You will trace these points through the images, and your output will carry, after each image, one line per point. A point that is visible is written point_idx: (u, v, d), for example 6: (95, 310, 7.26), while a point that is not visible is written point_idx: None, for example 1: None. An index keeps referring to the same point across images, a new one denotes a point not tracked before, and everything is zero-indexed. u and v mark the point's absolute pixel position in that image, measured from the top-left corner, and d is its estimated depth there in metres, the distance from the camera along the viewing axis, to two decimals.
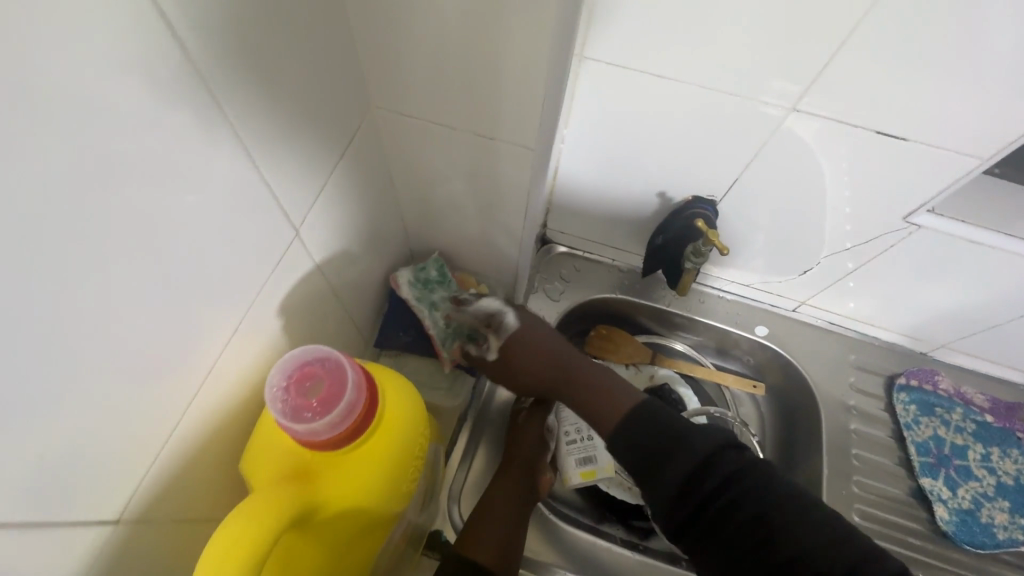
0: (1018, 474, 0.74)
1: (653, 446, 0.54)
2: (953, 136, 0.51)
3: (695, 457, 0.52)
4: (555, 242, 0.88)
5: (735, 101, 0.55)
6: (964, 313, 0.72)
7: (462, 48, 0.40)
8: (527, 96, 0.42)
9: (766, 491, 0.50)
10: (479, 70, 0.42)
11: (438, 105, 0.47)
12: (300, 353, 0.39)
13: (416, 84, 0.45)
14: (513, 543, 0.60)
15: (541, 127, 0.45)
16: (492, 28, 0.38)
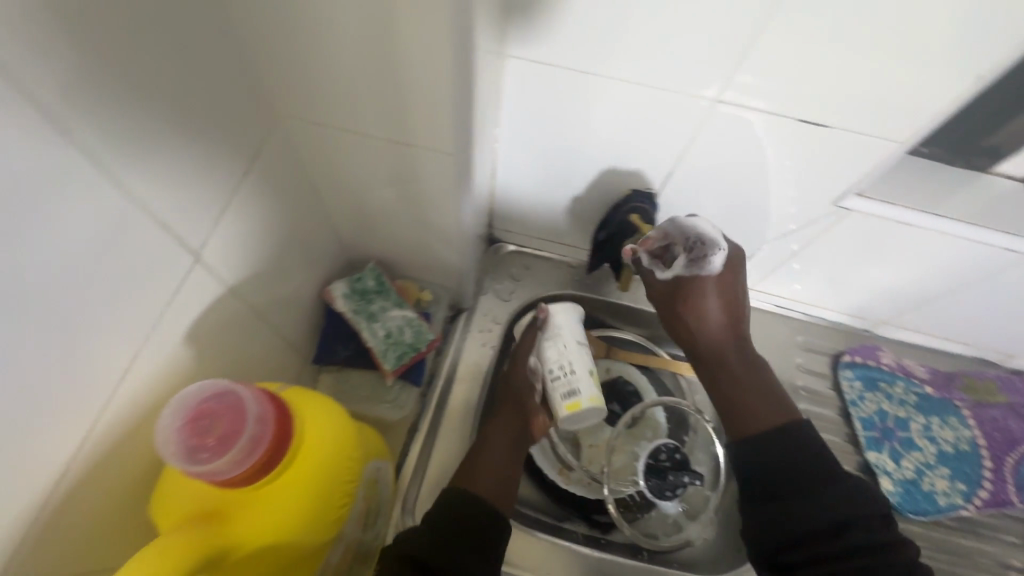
0: (956, 441, 0.77)
1: (795, 482, 0.56)
2: (873, 123, 0.52)
3: (853, 511, 0.53)
4: (504, 241, 0.86)
5: (663, 95, 0.54)
6: (900, 291, 0.74)
7: (363, 54, 0.38)
8: (438, 103, 0.40)
9: (888, 551, 0.51)
10: (385, 78, 0.40)
11: (349, 114, 0.44)
12: (195, 390, 0.35)
13: (321, 93, 0.43)
14: (507, 477, 0.65)
15: (457, 133, 0.43)
16: (390, 35, 0.36)
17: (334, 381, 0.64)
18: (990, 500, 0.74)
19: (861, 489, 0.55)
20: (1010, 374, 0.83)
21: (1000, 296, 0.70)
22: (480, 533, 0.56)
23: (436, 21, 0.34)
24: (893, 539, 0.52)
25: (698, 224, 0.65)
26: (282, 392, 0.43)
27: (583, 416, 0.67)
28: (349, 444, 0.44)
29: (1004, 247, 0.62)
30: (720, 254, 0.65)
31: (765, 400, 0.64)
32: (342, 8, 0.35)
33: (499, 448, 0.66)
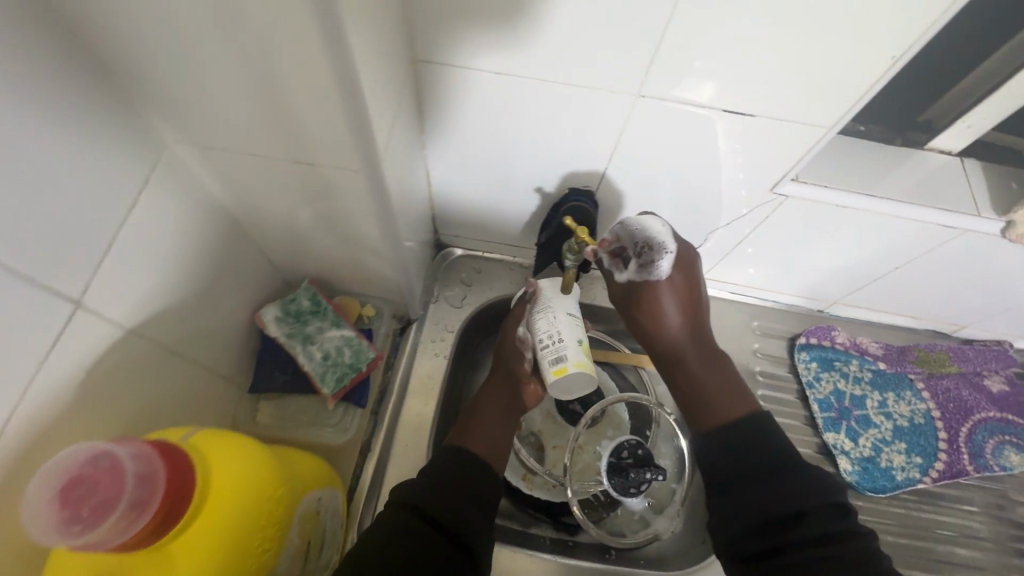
0: (912, 415, 0.78)
1: (756, 470, 0.54)
2: (796, 107, 0.51)
3: (815, 499, 0.51)
4: (452, 246, 0.84)
5: (586, 92, 0.53)
6: (848, 271, 0.74)
7: (239, 74, 0.35)
8: (327, 120, 0.38)
9: (851, 541, 0.49)
10: (267, 97, 0.37)
11: (242, 136, 0.42)
12: (66, 461, 0.33)
13: (207, 116, 0.40)
14: (502, 438, 0.67)
15: (358, 150, 0.41)
16: (262, 55, 0.33)
17: (277, 408, 0.61)
18: (947, 471, 0.75)
19: (822, 480, 0.54)
20: (961, 344, 0.84)
21: (943, 270, 0.70)
22: (478, 484, 0.59)
23: (305, 38, 0.31)
24: (856, 532, 0.50)
25: (648, 225, 0.63)
26: (186, 442, 0.39)
27: (573, 385, 0.63)
28: (275, 478, 0.43)
29: (941, 223, 0.62)
30: (669, 258, 0.62)
31: (726, 394, 0.62)
32: (203, 29, 0.32)
33: (494, 412, 0.68)
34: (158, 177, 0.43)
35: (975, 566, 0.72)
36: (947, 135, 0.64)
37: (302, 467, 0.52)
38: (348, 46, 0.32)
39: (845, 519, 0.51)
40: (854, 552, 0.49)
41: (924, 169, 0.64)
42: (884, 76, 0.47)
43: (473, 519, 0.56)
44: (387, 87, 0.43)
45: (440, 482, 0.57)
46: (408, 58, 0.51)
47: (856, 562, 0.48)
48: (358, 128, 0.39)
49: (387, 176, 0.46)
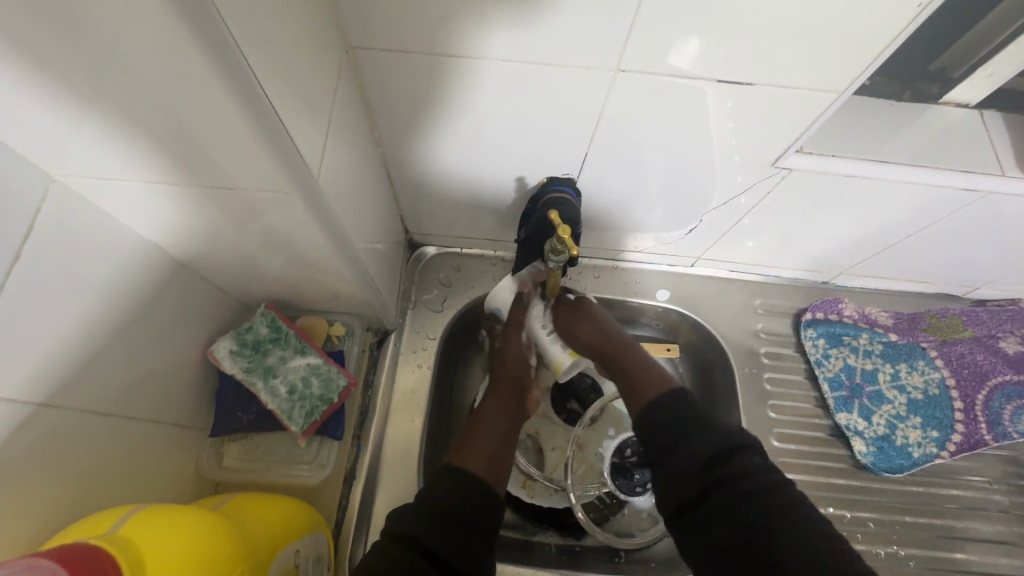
0: (926, 386, 0.75)
1: (677, 421, 0.54)
2: (795, 70, 0.45)
3: (723, 439, 0.52)
4: (426, 244, 0.78)
5: (551, 72, 0.47)
6: (855, 242, 0.69)
7: (110, 88, 0.30)
8: (231, 134, 0.33)
9: (761, 472, 0.50)
10: (153, 108, 0.31)
11: (140, 168, 0.36)
12: None
13: (91, 151, 0.35)
14: (500, 455, 0.61)
15: (278, 167, 0.36)
16: (131, 72, 0.28)
17: (246, 444, 0.57)
18: (965, 444, 0.73)
19: (723, 420, 0.54)
20: (973, 305, 0.79)
21: (957, 236, 0.65)
22: (474, 517, 0.52)
23: (170, 41, 0.27)
24: (766, 463, 0.51)
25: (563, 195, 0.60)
26: (111, 536, 0.33)
27: None
28: (231, 537, 0.38)
29: (961, 186, 0.55)
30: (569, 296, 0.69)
31: (649, 368, 0.61)
32: (48, 47, 0.27)
33: (494, 427, 0.63)
34: (43, 224, 0.37)
35: (993, 539, 0.71)
36: (964, 86, 0.58)
37: (262, 521, 0.47)
38: (231, 42, 0.28)
39: (754, 453, 0.52)
40: (767, 480, 0.49)
41: (936, 126, 0.58)
42: (899, 37, 0.41)
43: (473, 549, 0.50)
44: (300, 91, 0.37)
45: (435, 506, 0.51)
46: (340, 47, 0.45)
47: (777, 495, 0.48)
48: (272, 142, 0.34)
49: (322, 188, 0.42)
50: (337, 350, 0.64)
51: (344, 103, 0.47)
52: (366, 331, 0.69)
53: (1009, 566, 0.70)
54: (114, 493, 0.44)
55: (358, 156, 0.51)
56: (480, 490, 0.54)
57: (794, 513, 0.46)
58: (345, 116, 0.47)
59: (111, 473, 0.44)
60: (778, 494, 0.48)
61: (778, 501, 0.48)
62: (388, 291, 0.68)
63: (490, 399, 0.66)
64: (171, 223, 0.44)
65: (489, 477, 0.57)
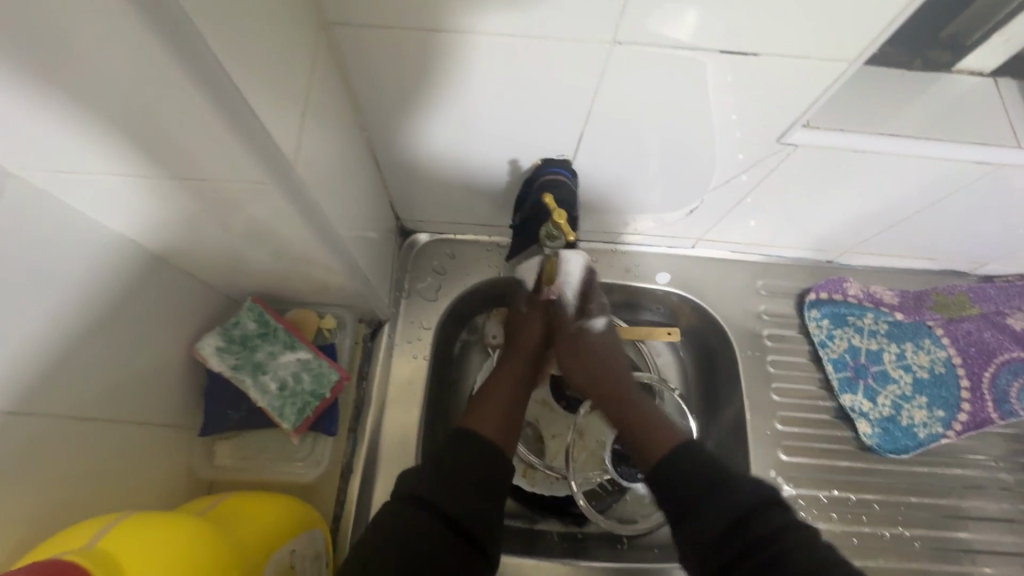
0: (932, 365, 0.74)
1: (697, 483, 0.51)
2: (804, 40, 0.42)
3: (748, 501, 0.48)
4: (418, 231, 0.75)
5: (543, 47, 0.44)
6: (862, 220, 0.66)
7: (57, 73, 0.27)
8: (197, 120, 0.31)
9: (790, 531, 0.47)
10: (109, 94, 0.29)
11: (103, 160, 0.34)
12: None
13: (49, 145, 0.32)
14: (508, 419, 0.60)
15: (250, 153, 0.34)
16: (80, 58, 0.26)
17: (238, 446, 0.56)
18: (971, 422, 0.72)
19: (748, 480, 0.51)
20: (980, 282, 0.78)
21: (967, 211, 0.63)
22: (486, 474, 0.51)
23: (117, 18, 0.24)
24: (795, 521, 0.48)
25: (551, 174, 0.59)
26: (91, 550, 0.32)
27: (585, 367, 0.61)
28: (215, 545, 0.38)
29: (974, 160, 0.53)
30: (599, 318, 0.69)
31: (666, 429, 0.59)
32: None
33: (504, 393, 0.62)
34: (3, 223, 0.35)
35: (998, 517, 0.70)
36: (978, 52, 0.55)
37: (254, 524, 0.46)
38: (186, 19, 0.26)
39: (782, 510, 0.48)
40: (799, 544, 0.46)
41: (948, 97, 0.55)
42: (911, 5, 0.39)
43: (486, 512, 0.49)
44: (270, 72, 0.34)
45: (456, 471, 0.50)
46: (316, 24, 0.42)
47: (806, 553, 0.45)
48: (239, 127, 0.32)
49: (301, 176, 0.40)
50: (329, 343, 0.62)
51: (323, 85, 0.44)
52: (359, 323, 0.67)
53: (1013, 544, 0.69)
54: (101, 498, 0.43)
55: (341, 141, 0.49)
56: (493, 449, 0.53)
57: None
58: (324, 98, 0.44)
59: (96, 478, 0.43)
60: (803, 554, 0.45)
61: (808, 564, 0.44)
62: (380, 281, 0.66)
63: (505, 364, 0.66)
64: (142, 217, 0.41)
65: (498, 438, 0.57)
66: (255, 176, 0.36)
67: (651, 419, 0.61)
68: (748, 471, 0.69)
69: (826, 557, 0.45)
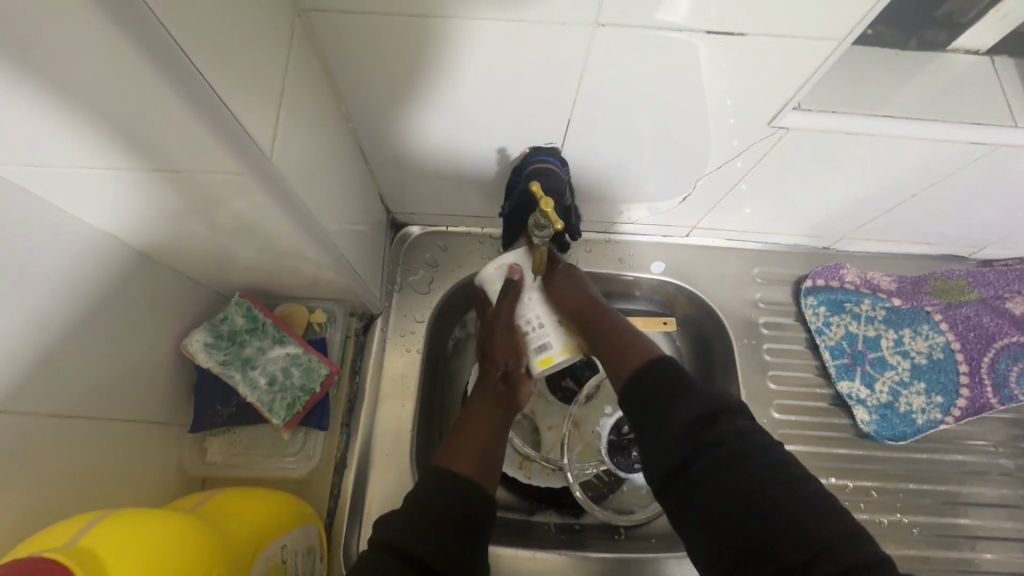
0: (930, 350, 0.73)
1: (660, 390, 0.51)
2: (793, 17, 0.41)
3: (710, 404, 0.48)
4: (410, 224, 0.75)
5: (525, 31, 0.43)
6: (857, 205, 0.66)
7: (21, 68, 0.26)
8: (165, 107, 0.30)
9: (749, 435, 0.46)
10: (75, 87, 0.28)
11: (78, 158, 0.34)
12: None
13: (22, 146, 0.32)
14: (491, 449, 0.56)
15: (222, 141, 0.33)
16: (39, 51, 0.26)
17: (229, 442, 0.56)
18: (970, 408, 0.71)
19: (711, 388, 0.51)
20: (979, 266, 0.77)
21: (964, 193, 0.62)
22: (461, 511, 0.49)
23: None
24: (755, 427, 0.48)
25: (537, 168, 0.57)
26: (72, 547, 0.32)
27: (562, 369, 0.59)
28: (201, 539, 0.38)
29: (971, 140, 0.52)
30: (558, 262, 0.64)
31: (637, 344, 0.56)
32: None
33: (483, 424, 0.58)
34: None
35: (998, 502, 0.70)
36: (975, 30, 0.53)
37: (242, 517, 0.46)
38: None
39: (743, 417, 0.48)
40: (757, 445, 0.46)
41: (943, 76, 0.54)
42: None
43: (466, 551, 0.47)
44: (239, 60, 0.34)
45: (427, 512, 0.48)
46: (290, 11, 0.41)
47: (762, 454, 0.45)
48: (205, 110, 0.31)
49: (279, 168, 0.40)
50: (319, 337, 0.62)
51: (300, 74, 0.43)
52: (350, 317, 0.67)
53: (1013, 528, 0.69)
54: (90, 497, 0.43)
55: (323, 132, 0.48)
56: (478, 493, 0.51)
57: (781, 478, 0.43)
58: (304, 88, 0.44)
59: (85, 476, 0.43)
60: (759, 454, 0.45)
61: (763, 463, 0.44)
62: (370, 274, 0.65)
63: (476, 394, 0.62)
64: (122, 215, 0.41)
65: (481, 476, 0.53)
66: (231, 167, 0.36)
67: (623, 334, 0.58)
68: None
69: (781, 459, 0.45)
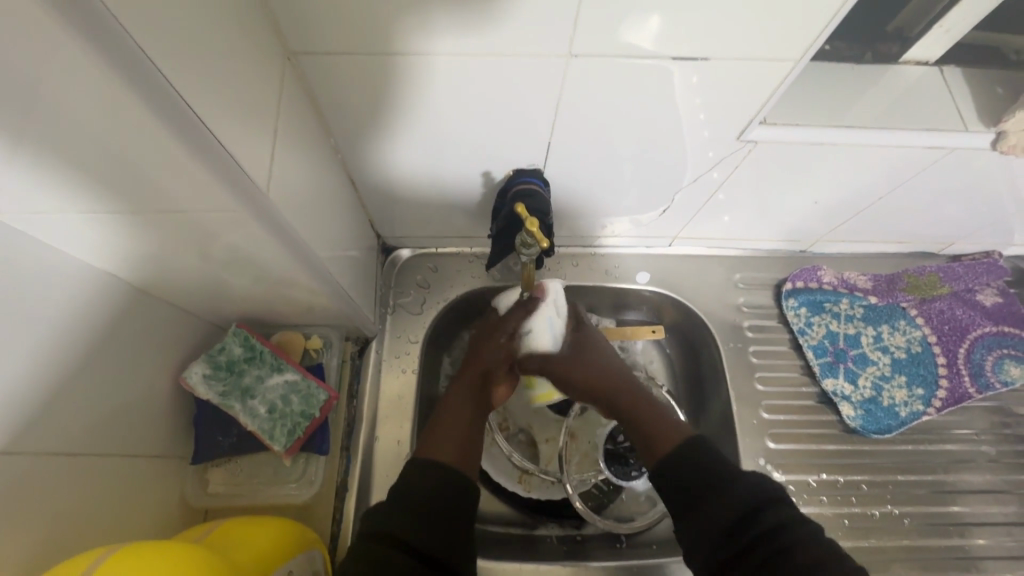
0: (908, 345, 0.76)
1: (705, 479, 0.51)
2: (752, 42, 0.44)
3: (756, 495, 0.48)
4: (400, 248, 0.76)
5: (504, 63, 0.46)
6: (829, 209, 0.69)
7: (34, 126, 0.28)
8: (166, 156, 0.32)
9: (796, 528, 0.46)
10: (78, 140, 0.30)
11: (78, 201, 0.35)
12: None
13: (23, 192, 0.33)
14: (470, 435, 0.58)
15: (222, 184, 0.35)
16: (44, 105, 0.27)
17: (230, 472, 0.57)
18: (951, 398, 0.74)
19: (756, 475, 0.51)
20: (949, 261, 0.80)
21: (928, 194, 0.65)
22: (445, 500, 0.50)
23: (84, 74, 0.26)
24: (801, 516, 0.47)
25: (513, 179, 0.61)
26: None
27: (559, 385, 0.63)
28: (209, 567, 0.39)
29: (926, 144, 0.55)
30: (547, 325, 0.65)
31: (664, 418, 0.59)
32: None
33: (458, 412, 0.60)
34: None
35: (985, 489, 0.72)
36: (922, 44, 0.58)
37: (244, 551, 0.47)
38: (138, 53, 0.28)
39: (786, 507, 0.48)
40: (803, 540, 0.45)
41: (898, 87, 0.58)
42: (844, 8, 0.41)
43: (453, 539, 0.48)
44: (234, 105, 0.36)
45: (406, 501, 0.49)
46: (281, 54, 0.43)
47: (812, 553, 0.44)
48: (200, 151, 0.33)
49: (274, 203, 0.41)
50: (316, 363, 0.63)
51: (291, 111, 0.45)
52: (345, 341, 0.68)
53: (1001, 514, 0.71)
54: (95, 532, 0.44)
55: (314, 165, 0.50)
56: (455, 475, 0.52)
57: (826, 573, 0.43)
58: (293, 125, 0.46)
59: (93, 509, 0.44)
60: (804, 549, 0.44)
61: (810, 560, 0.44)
62: (364, 298, 0.67)
63: (452, 392, 0.62)
64: (121, 255, 0.42)
65: (462, 466, 0.55)
66: (229, 206, 0.38)
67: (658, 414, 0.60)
68: (738, 462, 0.70)
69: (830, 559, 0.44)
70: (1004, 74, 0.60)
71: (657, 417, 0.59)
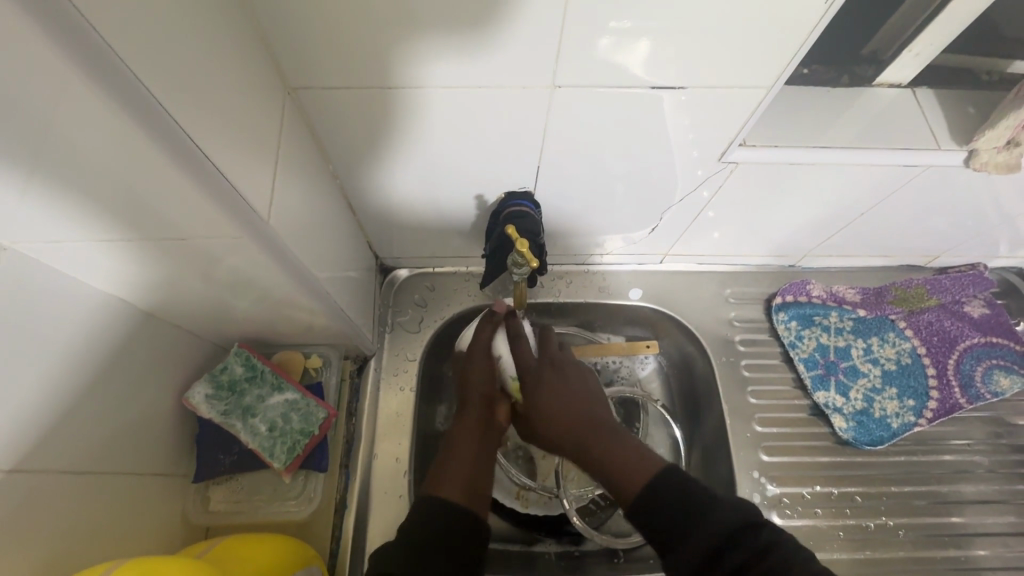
0: (898, 356, 0.77)
1: (676, 502, 0.50)
2: (726, 70, 0.47)
3: (724, 527, 0.46)
4: (398, 267, 0.78)
5: (492, 93, 0.48)
6: (813, 224, 0.71)
7: (56, 162, 0.31)
8: (170, 188, 0.34)
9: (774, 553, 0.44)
10: (94, 175, 0.32)
11: (90, 229, 0.37)
12: None
13: (40, 223, 0.35)
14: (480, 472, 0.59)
15: (226, 214, 0.38)
16: (64, 144, 0.30)
17: (231, 490, 0.58)
18: (942, 409, 0.75)
19: (731, 497, 0.49)
20: (937, 274, 0.82)
21: (907, 209, 0.67)
22: (442, 535, 0.51)
23: (100, 118, 0.29)
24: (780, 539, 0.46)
25: (511, 205, 0.62)
26: None
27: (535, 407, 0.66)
28: None
29: (901, 163, 0.58)
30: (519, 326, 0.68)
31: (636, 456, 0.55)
32: None
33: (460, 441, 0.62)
34: None
35: (980, 500, 0.72)
36: (895, 67, 0.60)
37: (243, 567, 0.48)
38: (141, 87, 0.29)
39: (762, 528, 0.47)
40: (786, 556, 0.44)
41: (874, 108, 0.60)
42: (810, 34, 0.44)
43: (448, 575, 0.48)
44: (238, 139, 0.38)
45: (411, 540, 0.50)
46: (282, 89, 0.46)
47: None
48: (206, 183, 0.35)
49: (275, 229, 0.44)
50: (316, 381, 0.65)
51: (291, 143, 0.48)
52: (345, 360, 0.70)
53: (997, 524, 0.71)
54: (99, 548, 0.45)
55: (314, 191, 0.53)
56: (473, 516, 0.53)
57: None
58: (294, 154, 0.48)
59: (97, 525, 0.45)
60: None
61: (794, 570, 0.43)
62: (363, 318, 0.69)
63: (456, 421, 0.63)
64: (129, 280, 0.44)
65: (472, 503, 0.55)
66: (233, 233, 0.40)
67: (633, 452, 0.56)
68: (733, 474, 0.71)
69: None
70: (977, 94, 0.63)
71: (632, 457, 0.55)
